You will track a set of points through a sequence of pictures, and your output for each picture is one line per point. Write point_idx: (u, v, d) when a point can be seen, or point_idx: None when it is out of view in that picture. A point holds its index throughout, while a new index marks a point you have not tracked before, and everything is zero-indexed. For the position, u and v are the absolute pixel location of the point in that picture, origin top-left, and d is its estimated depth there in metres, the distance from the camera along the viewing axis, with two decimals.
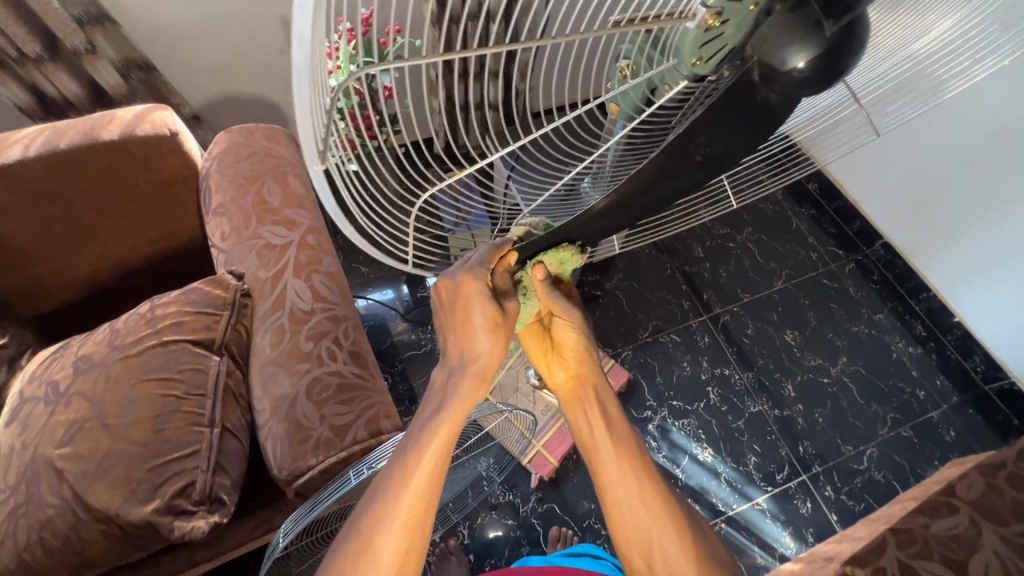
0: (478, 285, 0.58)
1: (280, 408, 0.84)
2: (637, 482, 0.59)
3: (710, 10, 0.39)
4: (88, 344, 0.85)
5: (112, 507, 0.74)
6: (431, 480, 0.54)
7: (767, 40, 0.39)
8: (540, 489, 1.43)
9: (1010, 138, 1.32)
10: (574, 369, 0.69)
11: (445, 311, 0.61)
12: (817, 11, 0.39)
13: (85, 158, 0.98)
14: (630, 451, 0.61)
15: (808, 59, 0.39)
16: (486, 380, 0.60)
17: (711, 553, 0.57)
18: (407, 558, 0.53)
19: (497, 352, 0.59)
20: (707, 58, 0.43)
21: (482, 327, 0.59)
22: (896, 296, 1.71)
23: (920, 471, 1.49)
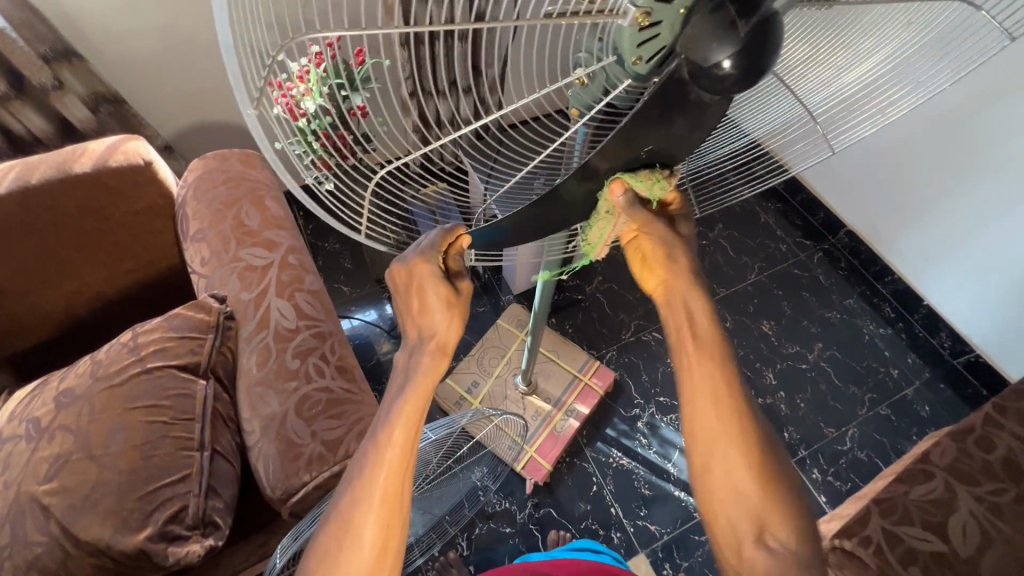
0: (430, 268, 0.60)
1: (270, 427, 0.84)
2: (711, 400, 0.55)
3: (640, 9, 0.41)
4: (69, 378, 0.83)
5: (102, 539, 0.73)
6: (404, 453, 0.54)
7: (693, 40, 0.42)
8: (536, 495, 1.43)
9: (955, 123, 1.39)
10: (663, 274, 0.60)
11: (406, 293, 0.62)
12: (733, 13, 0.42)
13: (60, 191, 0.98)
14: (713, 360, 0.56)
15: (732, 57, 0.43)
16: (446, 353, 0.61)
17: (776, 465, 0.55)
18: (388, 537, 0.53)
19: (456, 328, 0.61)
20: (646, 56, 0.45)
21: (437, 306, 0.60)
22: (864, 281, 1.78)
23: (900, 448, 1.55)
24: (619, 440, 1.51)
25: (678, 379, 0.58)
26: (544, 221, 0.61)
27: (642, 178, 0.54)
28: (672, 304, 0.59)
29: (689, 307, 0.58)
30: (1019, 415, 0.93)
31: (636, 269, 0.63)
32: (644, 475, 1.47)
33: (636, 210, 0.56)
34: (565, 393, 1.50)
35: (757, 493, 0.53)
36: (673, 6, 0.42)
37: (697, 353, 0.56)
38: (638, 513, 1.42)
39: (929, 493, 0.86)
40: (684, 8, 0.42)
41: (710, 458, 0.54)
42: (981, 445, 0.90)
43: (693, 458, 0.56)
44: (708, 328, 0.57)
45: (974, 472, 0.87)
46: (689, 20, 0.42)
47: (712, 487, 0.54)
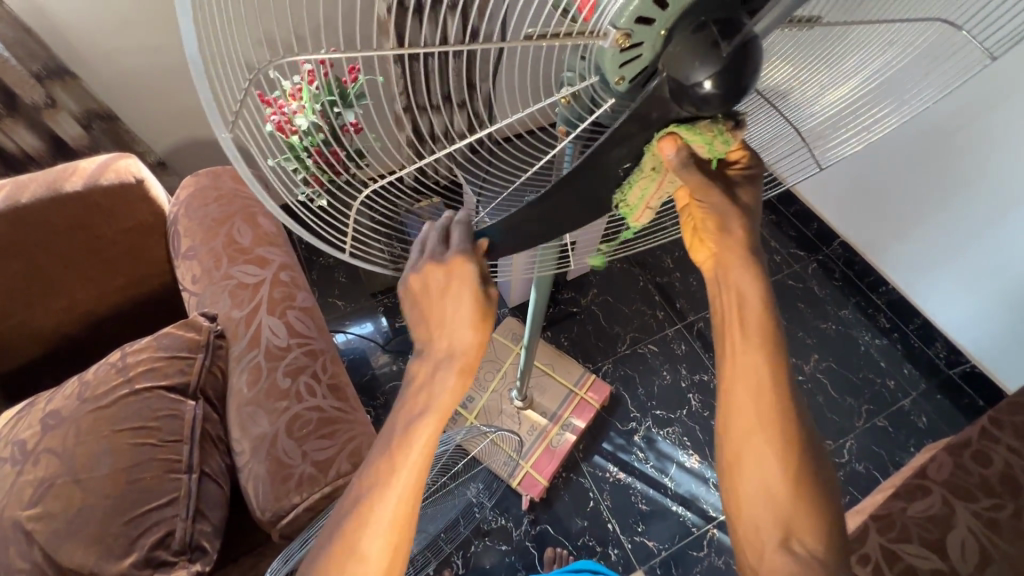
0: (471, 270, 0.59)
1: (260, 448, 0.83)
2: (751, 386, 0.57)
3: (620, 31, 0.41)
4: (56, 400, 0.82)
5: (87, 565, 0.71)
6: (415, 470, 0.55)
7: (674, 59, 0.43)
8: (532, 511, 1.41)
9: (948, 135, 1.40)
10: (712, 247, 0.58)
11: (429, 303, 0.61)
12: (715, 34, 0.42)
13: (51, 210, 0.98)
14: (756, 347, 0.57)
15: (714, 77, 0.43)
16: (470, 369, 0.60)
17: (807, 457, 0.57)
18: (397, 548, 0.54)
19: (475, 344, 0.60)
20: (628, 76, 0.46)
21: (469, 316, 0.59)
22: (858, 292, 1.79)
23: (898, 460, 1.54)
24: (616, 455, 1.50)
25: (719, 365, 0.59)
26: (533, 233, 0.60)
27: (699, 136, 0.49)
28: (721, 290, 0.58)
29: (740, 296, 0.57)
30: (1015, 428, 0.93)
31: (689, 240, 0.61)
32: (642, 490, 1.45)
33: (691, 170, 0.52)
34: (560, 407, 1.49)
35: (788, 494, 0.56)
36: (654, 28, 0.42)
37: (743, 345, 0.57)
38: (635, 529, 1.40)
39: (927, 509, 0.85)
40: (665, 29, 0.43)
41: (742, 451, 0.57)
42: (978, 459, 0.90)
43: (727, 449, 0.58)
44: (759, 320, 0.57)
45: (971, 488, 0.87)
46: (670, 42, 0.43)
47: (737, 469, 0.58)
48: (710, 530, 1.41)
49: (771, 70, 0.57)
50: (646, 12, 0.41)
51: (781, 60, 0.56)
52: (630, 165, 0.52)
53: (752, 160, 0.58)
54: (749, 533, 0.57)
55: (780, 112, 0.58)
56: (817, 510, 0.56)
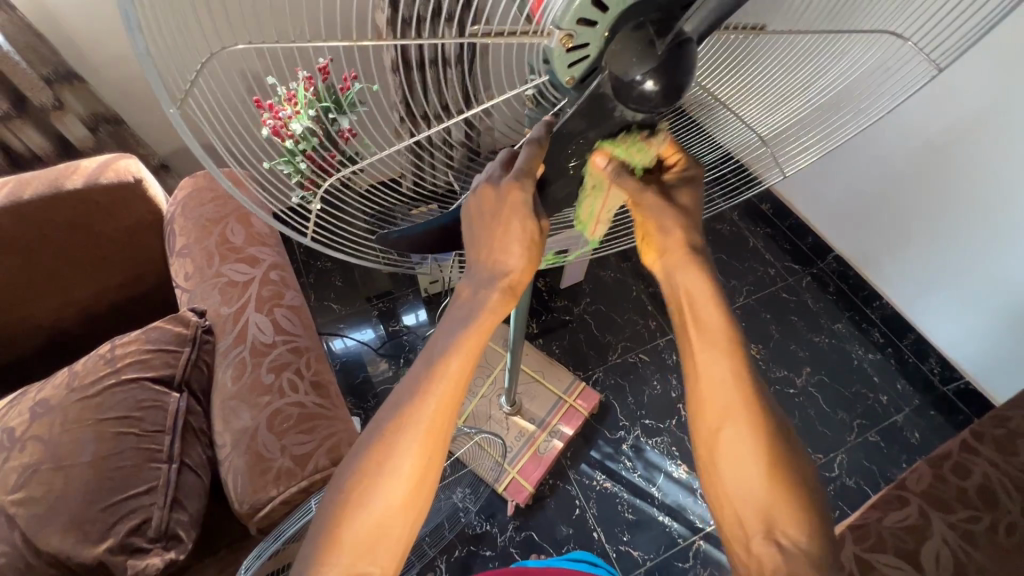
0: (523, 199, 0.54)
1: (241, 441, 0.85)
2: (722, 379, 0.59)
3: (563, 32, 0.43)
4: (45, 389, 0.85)
5: (64, 549, 0.73)
6: (451, 393, 0.56)
7: (616, 58, 0.44)
8: (517, 517, 1.41)
9: (942, 148, 1.42)
10: (655, 246, 0.62)
11: (491, 222, 0.56)
12: (650, 33, 0.44)
13: (52, 207, 1.01)
14: (716, 344, 0.59)
15: (653, 76, 0.46)
16: (514, 296, 0.60)
17: (784, 445, 0.58)
18: (424, 476, 0.55)
19: (529, 266, 0.59)
20: (577, 76, 0.47)
21: (518, 241, 0.57)
22: (852, 306, 1.78)
23: (889, 475, 1.52)
24: (603, 463, 1.50)
25: (684, 365, 0.61)
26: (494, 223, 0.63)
27: (626, 140, 0.54)
28: (675, 291, 0.61)
29: (690, 298, 0.60)
30: (996, 441, 0.92)
31: (639, 248, 0.64)
32: (628, 499, 1.45)
33: (624, 179, 0.57)
34: (549, 414, 1.50)
35: (761, 482, 0.56)
36: (597, 30, 0.43)
37: (701, 343, 0.60)
38: (621, 538, 1.40)
39: (902, 520, 0.85)
40: (607, 31, 0.44)
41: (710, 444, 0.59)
42: (957, 471, 0.89)
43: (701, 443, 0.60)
44: (714, 318, 0.59)
45: (948, 499, 0.86)
46: (612, 42, 0.44)
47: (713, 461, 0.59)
48: (696, 541, 1.40)
49: (719, 77, 0.60)
50: (586, 14, 0.42)
51: (722, 64, 0.58)
52: (574, 167, 0.55)
53: (690, 162, 0.62)
54: (732, 524, 0.59)
55: (728, 113, 0.60)
56: (797, 498, 0.56)
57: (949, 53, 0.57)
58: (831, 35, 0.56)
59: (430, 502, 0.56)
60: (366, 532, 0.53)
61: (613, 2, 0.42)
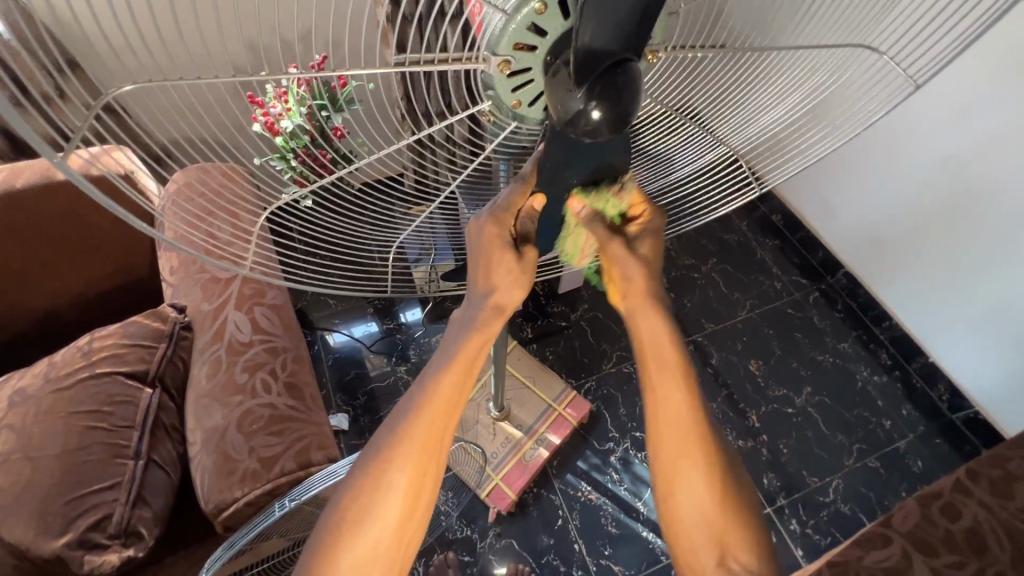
0: (502, 234, 0.59)
1: (211, 440, 0.85)
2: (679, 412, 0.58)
3: (500, 58, 0.44)
4: (24, 378, 0.86)
5: (25, 540, 0.74)
6: (446, 409, 0.57)
7: (553, 86, 0.44)
8: (498, 524, 1.40)
9: (957, 168, 1.37)
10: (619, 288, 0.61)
11: (484, 251, 0.59)
12: (576, 66, 0.42)
13: (43, 196, 1.02)
14: (673, 381, 0.58)
15: (596, 103, 0.43)
16: (502, 315, 0.60)
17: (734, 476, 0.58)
18: (417, 499, 0.55)
19: (521, 293, 0.61)
20: (524, 99, 0.48)
21: (503, 270, 0.60)
22: (861, 324, 1.72)
23: (887, 504, 1.47)
24: (590, 474, 1.47)
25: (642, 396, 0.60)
26: None
27: (603, 192, 0.57)
28: (636, 333, 0.60)
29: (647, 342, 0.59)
30: (991, 482, 0.87)
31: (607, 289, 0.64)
32: (613, 512, 1.42)
33: (596, 226, 0.60)
34: (538, 422, 1.48)
35: (716, 509, 0.57)
36: (538, 55, 0.44)
37: (659, 376, 0.58)
38: (602, 552, 1.38)
39: (883, 560, 0.81)
40: (547, 55, 0.44)
41: (671, 479, 0.58)
42: (946, 512, 0.85)
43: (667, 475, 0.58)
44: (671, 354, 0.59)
45: (934, 542, 0.82)
46: (551, 69, 0.44)
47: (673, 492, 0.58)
48: None
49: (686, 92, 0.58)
50: (524, 40, 0.43)
51: (689, 81, 0.57)
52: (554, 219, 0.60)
53: (656, 216, 0.63)
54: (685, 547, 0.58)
55: (693, 128, 0.59)
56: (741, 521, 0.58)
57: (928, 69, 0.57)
58: (802, 55, 0.54)
59: (424, 522, 0.57)
60: (366, 554, 0.54)
61: (551, 27, 0.43)
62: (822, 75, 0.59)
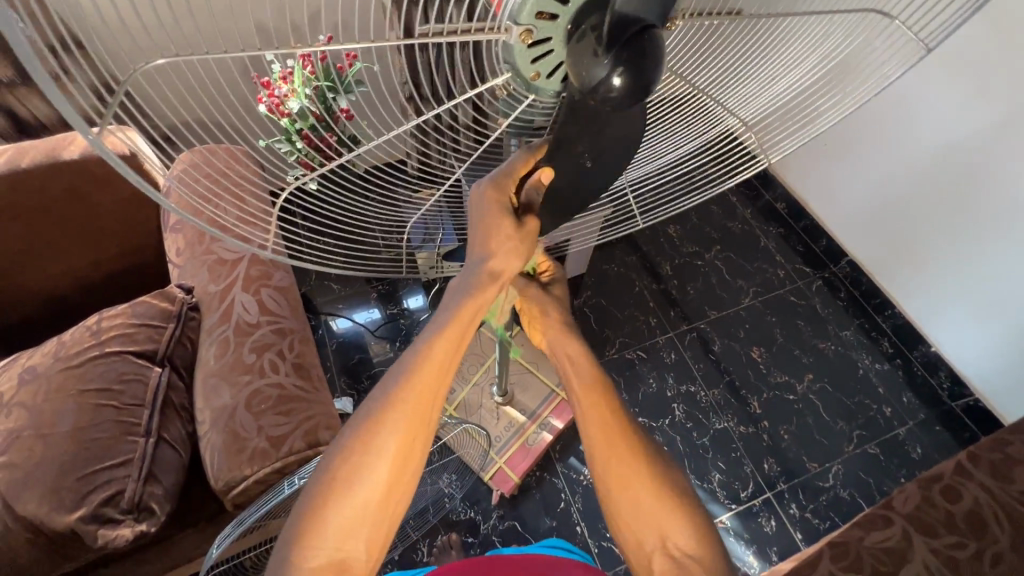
0: (504, 202, 0.56)
1: (220, 418, 0.86)
2: (602, 421, 0.61)
3: (523, 27, 0.42)
4: (34, 356, 0.86)
5: (39, 515, 0.75)
6: (438, 376, 0.55)
7: (576, 55, 0.44)
8: (501, 507, 1.42)
9: (965, 152, 1.36)
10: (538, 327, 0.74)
11: (483, 220, 0.56)
12: (597, 37, 0.43)
13: (48, 176, 1.02)
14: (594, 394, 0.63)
15: (619, 70, 0.44)
16: (499, 280, 0.59)
17: (666, 472, 0.60)
18: (404, 463, 0.54)
19: (519, 262, 0.59)
20: (543, 70, 0.46)
21: (504, 237, 0.57)
22: (862, 313, 1.72)
23: (886, 490, 1.48)
24: None
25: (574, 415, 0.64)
26: None
27: None
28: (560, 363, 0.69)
29: (571, 361, 0.67)
30: (992, 465, 0.88)
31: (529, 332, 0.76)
32: None
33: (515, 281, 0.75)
34: (541, 406, 1.49)
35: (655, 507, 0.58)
36: (559, 24, 0.43)
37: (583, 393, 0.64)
38: (603, 534, 1.40)
39: (883, 541, 0.82)
40: (568, 24, 0.43)
41: (612, 486, 0.59)
42: (947, 495, 0.86)
43: (612, 487, 0.59)
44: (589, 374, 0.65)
45: (935, 523, 0.83)
46: (574, 36, 0.43)
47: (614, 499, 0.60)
48: None
49: (699, 66, 0.57)
50: (546, 8, 0.41)
51: (702, 52, 0.55)
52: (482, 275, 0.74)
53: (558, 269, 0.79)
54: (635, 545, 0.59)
55: (706, 100, 0.58)
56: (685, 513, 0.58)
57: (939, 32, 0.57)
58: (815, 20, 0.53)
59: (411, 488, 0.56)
60: (354, 515, 0.53)
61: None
62: (832, 41, 0.58)
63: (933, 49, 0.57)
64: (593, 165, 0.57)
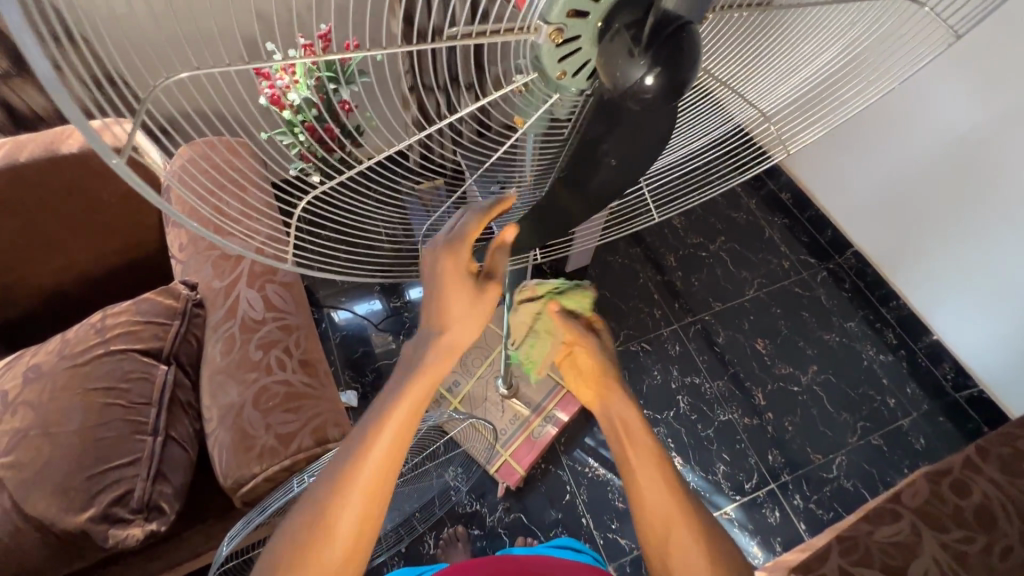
0: (461, 269, 0.56)
1: (227, 416, 0.85)
2: (659, 490, 0.56)
3: (552, 26, 0.42)
4: (38, 354, 0.86)
5: (49, 515, 0.75)
6: (397, 447, 0.52)
7: (608, 55, 0.42)
8: (506, 499, 1.43)
9: (977, 143, 1.35)
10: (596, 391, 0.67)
11: (444, 282, 0.56)
12: (631, 36, 0.41)
13: (47, 171, 1.01)
14: (652, 463, 0.57)
15: (655, 69, 0.42)
16: (455, 352, 0.57)
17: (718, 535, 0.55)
18: (359, 543, 0.50)
19: (475, 330, 0.58)
20: (570, 69, 0.46)
21: (462, 305, 0.56)
22: (867, 304, 1.72)
23: (889, 480, 1.49)
24: (597, 450, 1.49)
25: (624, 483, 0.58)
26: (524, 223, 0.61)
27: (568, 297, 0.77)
28: (610, 430, 0.63)
29: (625, 428, 0.61)
30: (1000, 460, 0.89)
31: (580, 391, 0.69)
32: (619, 487, 1.45)
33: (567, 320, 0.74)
34: (546, 399, 1.49)
35: None
36: (589, 21, 0.42)
37: (637, 458, 0.58)
38: (609, 526, 1.40)
39: (893, 535, 0.83)
40: (601, 21, 0.42)
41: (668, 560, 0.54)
42: (956, 489, 0.86)
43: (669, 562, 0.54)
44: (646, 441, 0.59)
45: (944, 517, 0.83)
46: (605, 35, 0.42)
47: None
48: None
49: (726, 61, 0.56)
50: (577, 7, 0.41)
51: (731, 45, 0.54)
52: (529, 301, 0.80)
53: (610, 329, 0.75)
54: None
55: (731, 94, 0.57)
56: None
57: (969, 20, 0.54)
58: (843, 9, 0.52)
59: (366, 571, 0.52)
60: None
61: None
62: (862, 30, 0.57)
63: (963, 37, 0.55)
64: (619, 164, 0.53)
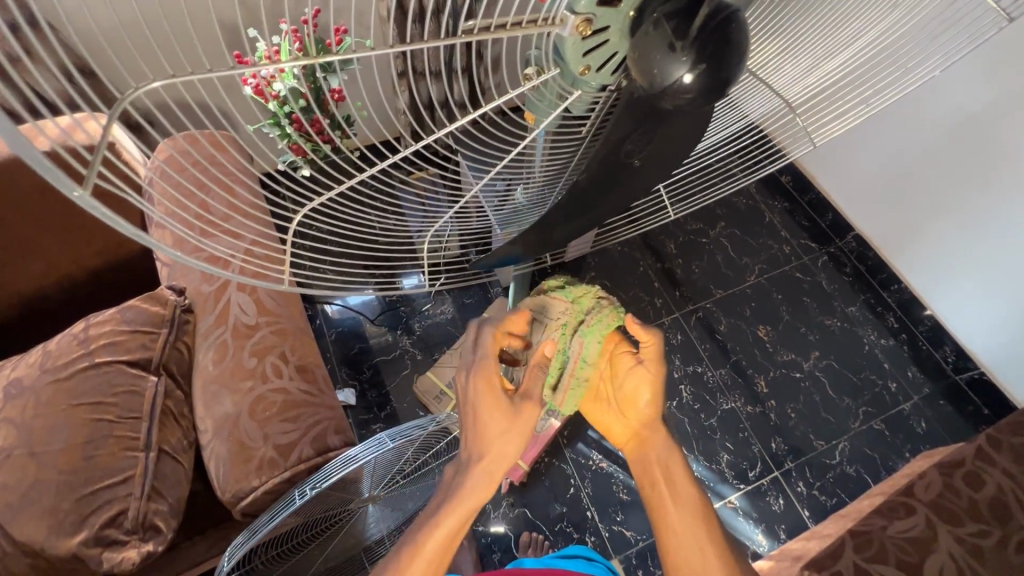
0: (495, 393, 0.57)
1: (223, 428, 0.81)
2: (698, 547, 0.60)
3: (580, 17, 0.37)
4: (18, 368, 0.81)
5: (37, 540, 0.72)
6: (439, 555, 0.56)
7: (642, 50, 0.40)
8: (511, 494, 1.41)
9: (982, 127, 1.33)
10: (634, 428, 0.68)
11: (479, 407, 0.57)
12: (671, 32, 0.39)
13: (16, 170, 0.93)
14: (690, 514, 0.62)
15: (692, 68, 0.40)
16: (494, 478, 0.57)
17: None
18: None
19: (514, 453, 0.57)
20: (595, 64, 0.42)
21: (498, 429, 0.57)
22: (868, 288, 1.70)
23: (891, 465, 1.49)
24: (600, 443, 1.48)
25: (654, 524, 0.63)
26: (539, 224, 0.60)
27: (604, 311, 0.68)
28: (642, 478, 0.66)
29: (670, 478, 0.64)
30: (1013, 451, 0.88)
31: (593, 407, 0.72)
32: (624, 479, 1.44)
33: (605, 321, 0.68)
34: None
35: None
36: (621, 10, 0.39)
37: (677, 509, 0.62)
38: (614, 518, 1.40)
39: (907, 530, 0.82)
40: (633, 10, 0.39)
41: None
42: (969, 482, 0.86)
43: None
44: (689, 490, 0.64)
45: (959, 511, 0.83)
46: (639, 30, 0.40)
47: None
48: None
49: (764, 45, 0.54)
50: None
51: (771, 26, 0.52)
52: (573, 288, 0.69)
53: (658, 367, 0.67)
54: None
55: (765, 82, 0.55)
56: None
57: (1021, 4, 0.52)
58: None
59: None
60: None
61: None
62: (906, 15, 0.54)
63: (1015, 21, 0.53)
64: (641, 164, 0.53)
